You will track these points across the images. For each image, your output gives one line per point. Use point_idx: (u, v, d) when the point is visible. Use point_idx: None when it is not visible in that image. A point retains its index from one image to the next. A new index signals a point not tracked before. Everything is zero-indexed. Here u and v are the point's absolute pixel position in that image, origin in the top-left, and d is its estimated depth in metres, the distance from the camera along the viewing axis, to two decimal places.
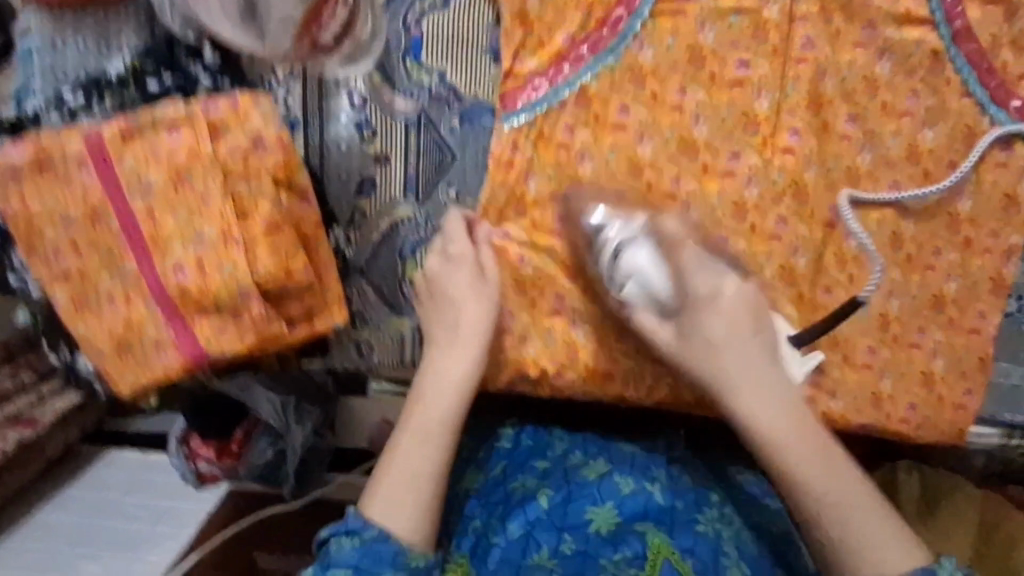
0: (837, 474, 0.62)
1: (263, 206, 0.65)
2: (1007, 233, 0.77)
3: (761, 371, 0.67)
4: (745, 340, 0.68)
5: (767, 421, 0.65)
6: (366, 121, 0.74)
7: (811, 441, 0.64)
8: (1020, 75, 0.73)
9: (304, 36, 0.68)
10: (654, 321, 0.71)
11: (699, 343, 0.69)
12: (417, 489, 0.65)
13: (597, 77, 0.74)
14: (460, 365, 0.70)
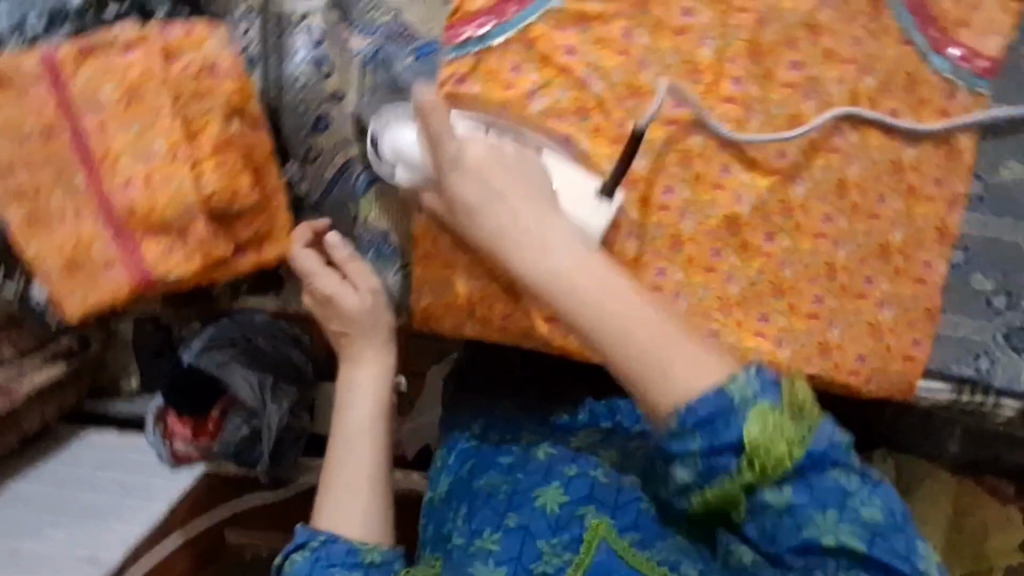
0: (639, 322, 0.58)
1: (214, 125, 0.67)
2: (950, 180, 0.79)
3: (525, 200, 0.64)
4: (538, 218, 0.63)
5: (558, 275, 0.60)
6: (324, 58, 0.77)
7: (607, 282, 0.60)
8: (959, 23, 0.75)
9: None
10: (436, 204, 0.69)
11: (472, 220, 0.64)
12: (357, 489, 0.74)
13: (543, 19, 0.77)
14: (367, 373, 0.77)
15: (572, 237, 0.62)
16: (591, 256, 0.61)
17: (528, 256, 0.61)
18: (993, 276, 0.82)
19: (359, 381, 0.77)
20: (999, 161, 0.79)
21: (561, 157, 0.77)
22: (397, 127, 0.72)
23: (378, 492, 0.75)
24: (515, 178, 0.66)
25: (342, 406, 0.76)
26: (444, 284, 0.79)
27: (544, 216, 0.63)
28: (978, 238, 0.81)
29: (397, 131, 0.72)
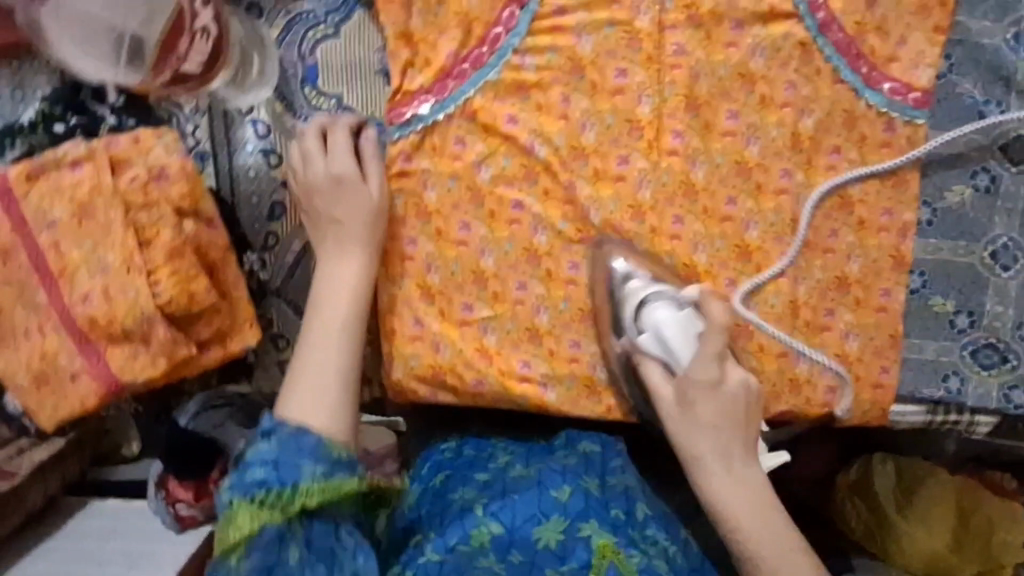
0: (781, 556, 0.69)
1: (164, 232, 0.68)
2: (900, 210, 0.80)
3: (717, 415, 0.72)
4: (744, 491, 0.71)
5: (731, 501, 0.71)
6: (272, 148, 0.78)
7: (756, 488, 0.71)
8: (889, 58, 0.76)
9: (163, 72, 0.70)
10: (662, 374, 0.75)
11: (670, 416, 0.74)
12: (323, 380, 0.69)
13: (481, 92, 0.78)
14: (355, 269, 0.74)
15: (762, 487, 0.71)
16: (751, 476, 0.71)
17: (714, 484, 0.71)
18: (953, 298, 0.82)
19: (341, 273, 0.73)
20: (943, 187, 0.80)
21: (518, 218, 0.81)
22: (656, 304, 0.75)
23: (340, 401, 0.68)
24: (740, 412, 0.72)
25: (320, 296, 0.73)
26: (414, 357, 0.82)
27: (745, 463, 0.72)
28: (931, 261, 0.82)
29: (658, 305, 0.75)
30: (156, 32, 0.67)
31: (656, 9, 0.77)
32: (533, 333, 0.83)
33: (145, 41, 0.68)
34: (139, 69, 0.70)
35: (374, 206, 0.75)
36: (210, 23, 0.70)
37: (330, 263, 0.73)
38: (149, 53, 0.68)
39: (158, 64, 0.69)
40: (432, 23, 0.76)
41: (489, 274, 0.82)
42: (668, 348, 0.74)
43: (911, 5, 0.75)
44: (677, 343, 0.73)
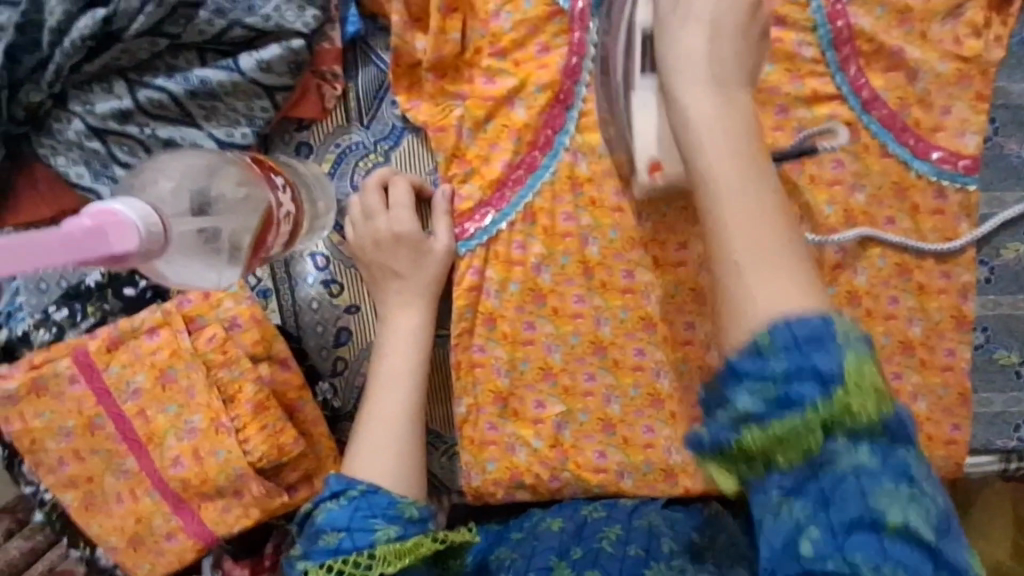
0: (737, 129, 0.60)
1: (247, 386, 0.68)
2: (958, 272, 0.81)
3: (712, 76, 0.61)
4: (724, 114, 0.61)
5: (704, 108, 0.61)
6: (332, 277, 0.78)
7: (761, 202, 0.60)
8: (934, 128, 0.77)
9: (255, 261, 0.67)
10: (661, 6, 0.66)
11: (674, 33, 0.62)
12: (394, 435, 0.71)
13: (538, 194, 0.76)
14: (420, 319, 0.74)
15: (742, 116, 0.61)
16: (750, 173, 0.60)
17: (691, 98, 0.62)
18: (1017, 349, 0.83)
19: (402, 324, 0.74)
20: (998, 245, 0.81)
21: (581, 312, 0.80)
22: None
23: (405, 472, 0.70)
24: (746, 59, 0.63)
25: (386, 352, 0.74)
26: (491, 460, 0.83)
27: (727, 84, 0.62)
28: (992, 316, 0.83)
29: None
30: (252, 226, 0.65)
31: None
32: (605, 422, 0.83)
33: (243, 235, 0.64)
34: (231, 266, 0.65)
35: (430, 257, 0.74)
36: (290, 205, 0.68)
37: (394, 315, 0.74)
38: (247, 243, 0.65)
39: (248, 258, 0.66)
40: (482, 138, 0.75)
41: (557, 367, 0.82)
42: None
43: (951, 76, 0.76)
44: None
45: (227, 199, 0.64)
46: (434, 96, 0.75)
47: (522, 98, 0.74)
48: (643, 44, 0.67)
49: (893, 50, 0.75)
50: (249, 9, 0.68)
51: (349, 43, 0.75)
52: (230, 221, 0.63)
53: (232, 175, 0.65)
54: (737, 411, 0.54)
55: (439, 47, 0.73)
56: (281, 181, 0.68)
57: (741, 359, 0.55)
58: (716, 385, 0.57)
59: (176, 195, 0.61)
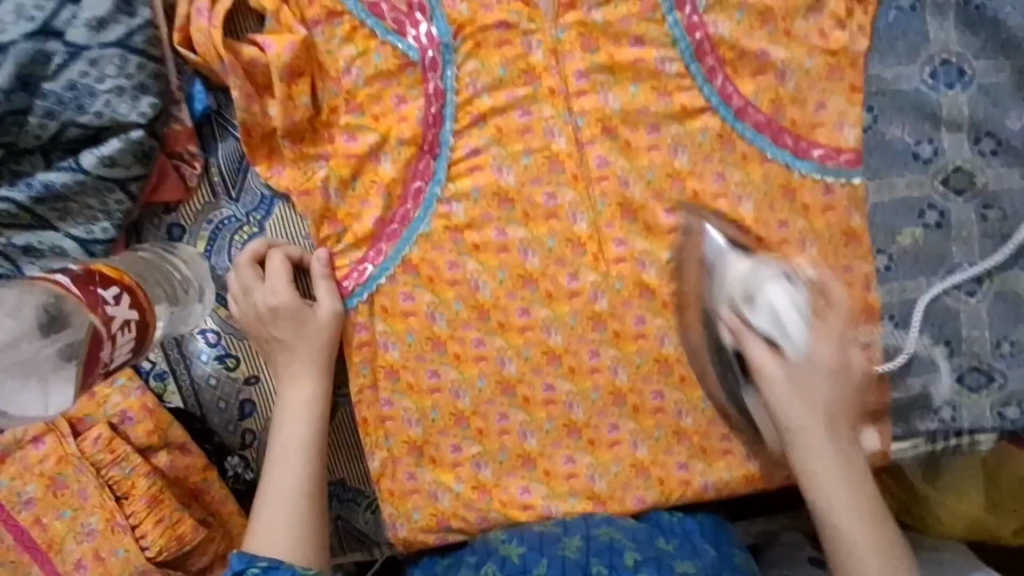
0: (841, 456, 0.70)
1: (139, 482, 0.68)
2: (857, 264, 0.80)
3: (821, 368, 0.70)
4: (833, 429, 0.70)
5: (812, 420, 0.70)
6: (226, 351, 0.77)
7: (859, 479, 0.70)
8: (812, 125, 0.76)
9: (90, 380, 0.59)
10: (766, 350, 0.70)
11: (822, 395, 0.70)
12: (296, 507, 0.70)
13: (416, 246, 0.76)
14: (313, 388, 0.74)
15: (840, 407, 0.71)
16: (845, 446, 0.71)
17: (812, 458, 0.70)
18: (927, 332, 0.83)
19: (295, 396, 0.73)
20: (895, 232, 0.80)
21: (483, 354, 0.80)
22: (772, 282, 0.68)
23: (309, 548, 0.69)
24: (834, 385, 0.70)
25: (280, 425, 0.73)
26: (415, 509, 0.83)
27: (834, 381, 0.70)
28: (898, 303, 0.82)
29: (776, 285, 0.68)
30: (80, 344, 0.58)
31: (569, 127, 0.74)
32: (525, 457, 0.83)
33: (72, 354, 0.58)
34: (64, 387, 0.58)
35: (318, 330, 0.74)
36: (125, 312, 0.60)
37: (284, 389, 0.73)
38: (76, 363, 0.58)
39: (85, 374, 0.59)
40: (351, 197, 0.74)
41: (468, 411, 0.81)
42: (773, 325, 0.69)
43: (819, 72, 0.75)
44: (793, 322, 0.68)
45: (50, 319, 0.57)
46: (296, 161, 0.73)
47: (387, 152, 0.73)
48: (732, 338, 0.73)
49: (757, 53, 0.74)
50: (78, 108, 0.66)
51: (200, 118, 0.73)
52: (58, 342, 0.57)
53: (47, 295, 0.57)
54: None
55: (289, 113, 0.71)
56: (114, 291, 0.59)
57: None
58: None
59: (14, 321, 0.57)
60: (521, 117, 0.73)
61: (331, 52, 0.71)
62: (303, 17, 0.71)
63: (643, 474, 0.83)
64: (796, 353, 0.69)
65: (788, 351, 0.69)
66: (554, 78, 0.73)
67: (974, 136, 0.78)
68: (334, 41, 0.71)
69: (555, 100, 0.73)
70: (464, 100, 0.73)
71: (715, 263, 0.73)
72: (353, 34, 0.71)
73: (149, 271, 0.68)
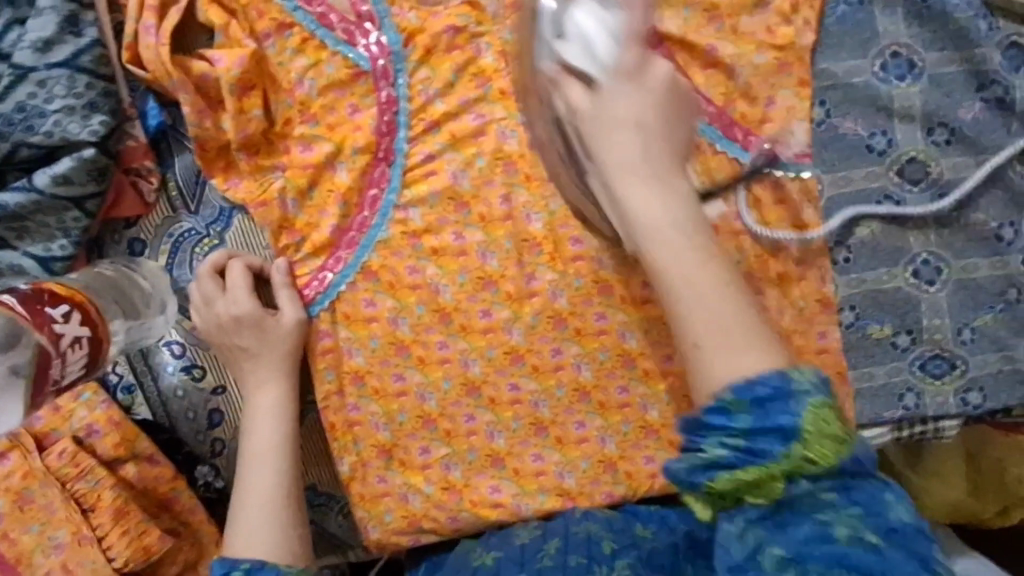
0: (676, 231, 0.64)
1: (106, 494, 0.69)
2: (813, 257, 0.81)
3: (645, 121, 0.64)
4: (676, 225, 0.64)
5: (655, 215, 0.64)
6: (192, 362, 0.78)
7: (695, 246, 0.64)
8: (761, 120, 0.78)
9: (41, 398, 0.59)
10: (582, 89, 0.65)
11: (625, 134, 0.64)
12: (270, 508, 0.72)
13: (375, 252, 0.77)
14: (279, 393, 0.75)
15: (683, 207, 0.65)
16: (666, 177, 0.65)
17: (638, 195, 0.64)
18: (889, 322, 0.83)
19: (261, 403, 0.74)
20: (852, 225, 0.81)
21: (447, 356, 0.80)
22: (580, 9, 0.64)
23: (285, 543, 0.70)
24: (666, 126, 0.65)
25: (249, 433, 0.74)
26: (387, 512, 0.83)
27: (660, 114, 0.65)
28: (859, 293, 0.82)
29: (583, 10, 0.64)
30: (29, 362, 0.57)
31: (520, 128, 0.76)
32: (494, 457, 0.83)
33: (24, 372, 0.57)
34: (13, 405, 0.58)
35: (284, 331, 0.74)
36: (77, 329, 0.60)
37: (250, 397, 0.75)
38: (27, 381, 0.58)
39: (34, 392, 0.59)
40: (309, 206, 0.75)
41: (435, 413, 0.82)
42: (585, 47, 0.64)
43: (768, 68, 0.76)
44: (602, 48, 0.63)
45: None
46: (253, 173, 0.74)
47: (343, 161, 0.74)
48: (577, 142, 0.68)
49: (705, 48, 0.76)
50: (29, 128, 0.67)
51: (155, 134, 0.74)
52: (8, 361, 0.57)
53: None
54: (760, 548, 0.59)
55: (243, 126, 0.72)
56: (64, 309, 0.59)
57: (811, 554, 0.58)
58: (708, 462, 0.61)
59: None
60: (474, 121, 0.75)
61: (283, 64, 0.71)
62: (253, 30, 0.71)
63: (610, 469, 0.84)
64: (603, 59, 0.64)
65: (600, 83, 0.64)
66: (505, 81, 0.74)
67: (926, 127, 0.78)
68: (286, 52, 0.71)
69: (506, 102, 0.75)
70: (417, 107, 0.74)
71: (530, 13, 0.67)
72: (304, 45, 0.71)
73: (97, 280, 0.68)
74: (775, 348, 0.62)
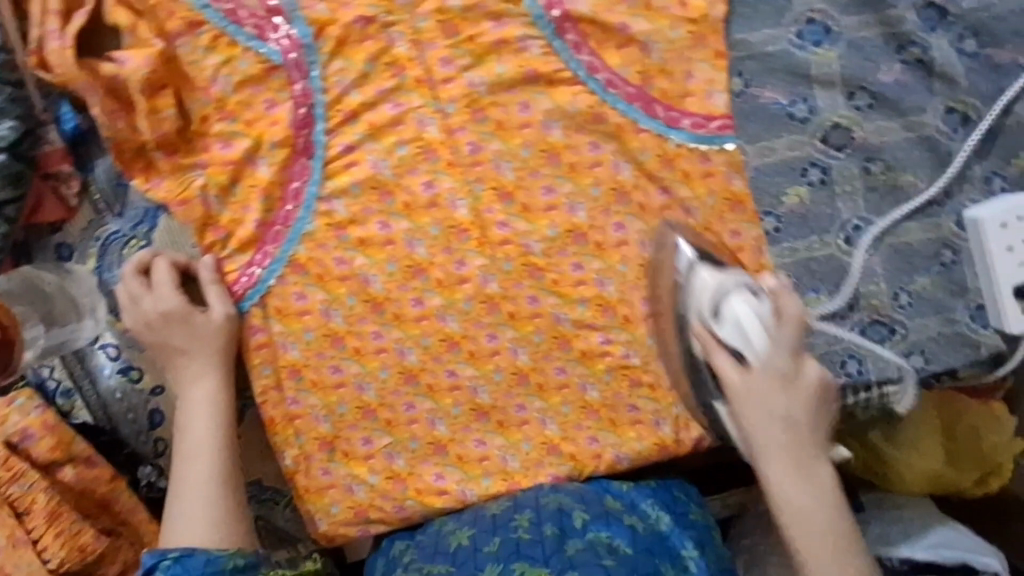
0: (812, 509, 0.71)
1: (39, 497, 0.70)
2: (745, 228, 0.79)
3: (793, 408, 0.71)
4: (806, 485, 0.71)
5: (801, 502, 0.71)
6: (129, 364, 0.78)
7: (824, 491, 0.71)
8: (683, 94, 0.77)
9: None
10: (730, 360, 0.72)
11: (760, 424, 0.71)
12: (206, 496, 0.72)
13: (302, 246, 0.77)
14: (213, 387, 0.76)
15: (822, 499, 0.71)
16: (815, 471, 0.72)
17: (773, 468, 0.71)
18: (825, 289, 0.80)
19: (196, 397, 0.75)
20: (778, 192, 0.79)
21: (382, 346, 0.81)
22: (735, 296, 0.70)
23: (222, 528, 0.72)
24: (814, 413, 0.72)
25: (184, 426, 0.75)
26: (333, 504, 0.84)
27: (815, 458, 0.72)
28: (791, 262, 0.80)
29: (739, 301, 0.70)
30: None
31: (438, 115, 0.76)
32: (436, 444, 0.83)
33: None
34: None
35: (214, 325, 0.76)
36: None
37: (185, 390, 0.75)
38: None
39: None
40: (232, 203, 0.76)
41: (375, 404, 0.82)
42: (740, 336, 0.70)
43: (683, 41, 0.76)
44: (757, 337, 0.70)
45: None
46: (173, 173, 0.75)
47: (263, 156, 0.75)
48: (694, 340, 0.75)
49: (618, 26, 0.76)
50: None
51: (72, 138, 0.76)
52: None
53: None
54: None
55: (157, 126, 0.73)
56: None
57: None
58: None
59: None
60: (392, 110, 0.75)
61: (195, 63, 0.72)
62: (162, 30, 0.72)
63: (554, 450, 0.83)
64: (757, 362, 0.70)
65: (751, 363, 0.71)
66: (419, 68, 0.75)
67: (848, 92, 0.78)
68: (198, 51, 0.72)
69: (422, 90, 0.75)
70: (333, 98, 0.74)
71: (670, 249, 0.76)
72: (216, 42, 0.72)
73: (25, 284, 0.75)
74: None
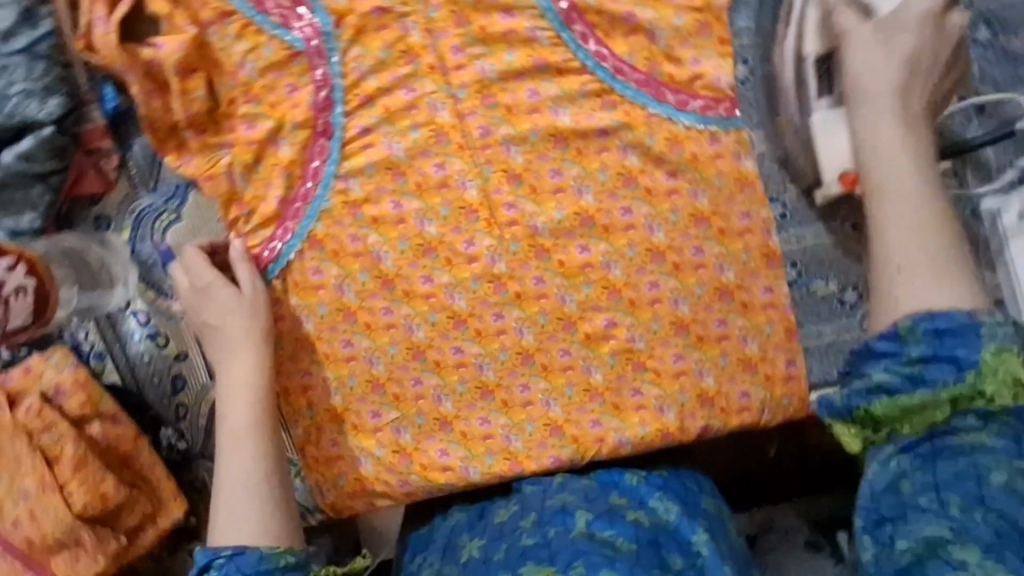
0: (914, 168, 0.66)
1: (66, 449, 0.75)
2: (756, 210, 0.80)
3: (919, 56, 0.67)
4: (910, 144, 0.66)
5: (887, 74, 0.66)
6: (157, 330, 0.84)
7: (937, 184, 0.66)
8: (690, 79, 0.79)
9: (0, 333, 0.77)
10: (859, 18, 0.69)
11: (877, 71, 0.67)
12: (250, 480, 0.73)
13: (320, 222, 0.81)
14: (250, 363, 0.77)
15: (928, 165, 0.66)
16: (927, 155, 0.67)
17: (882, 116, 0.66)
18: (833, 278, 0.85)
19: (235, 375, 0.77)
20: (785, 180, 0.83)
21: (392, 322, 0.83)
22: None
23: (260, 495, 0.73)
24: (936, 76, 0.68)
25: (225, 406, 0.77)
26: (342, 475, 0.86)
27: (928, 127, 0.68)
28: (798, 250, 0.84)
29: None
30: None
31: (450, 100, 0.79)
32: (442, 420, 0.84)
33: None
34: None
35: (248, 299, 0.79)
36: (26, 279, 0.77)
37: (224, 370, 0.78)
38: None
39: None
40: (256, 180, 0.81)
41: (383, 377, 0.84)
42: None
43: (688, 29, 0.78)
44: None
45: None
46: (203, 151, 0.81)
47: (286, 137, 0.80)
48: (817, 72, 0.73)
49: (624, 15, 0.78)
50: None
51: (114, 117, 0.83)
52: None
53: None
54: (872, 381, 0.61)
55: (187, 106, 0.79)
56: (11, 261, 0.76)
57: (891, 381, 0.60)
58: (851, 360, 0.64)
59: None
60: (406, 95, 0.79)
61: (226, 49, 0.78)
62: (195, 18, 0.78)
63: (557, 432, 0.83)
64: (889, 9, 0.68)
65: (879, 8, 0.68)
66: (432, 55, 0.79)
67: None
68: (228, 38, 0.77)
69: (435, 76, 0.79)
70: (351, 83, 0.79)
71: None
72: (244, 30, 0.77)
73: (64, 254, 0.82)
74: (975, 302, 0.62)
